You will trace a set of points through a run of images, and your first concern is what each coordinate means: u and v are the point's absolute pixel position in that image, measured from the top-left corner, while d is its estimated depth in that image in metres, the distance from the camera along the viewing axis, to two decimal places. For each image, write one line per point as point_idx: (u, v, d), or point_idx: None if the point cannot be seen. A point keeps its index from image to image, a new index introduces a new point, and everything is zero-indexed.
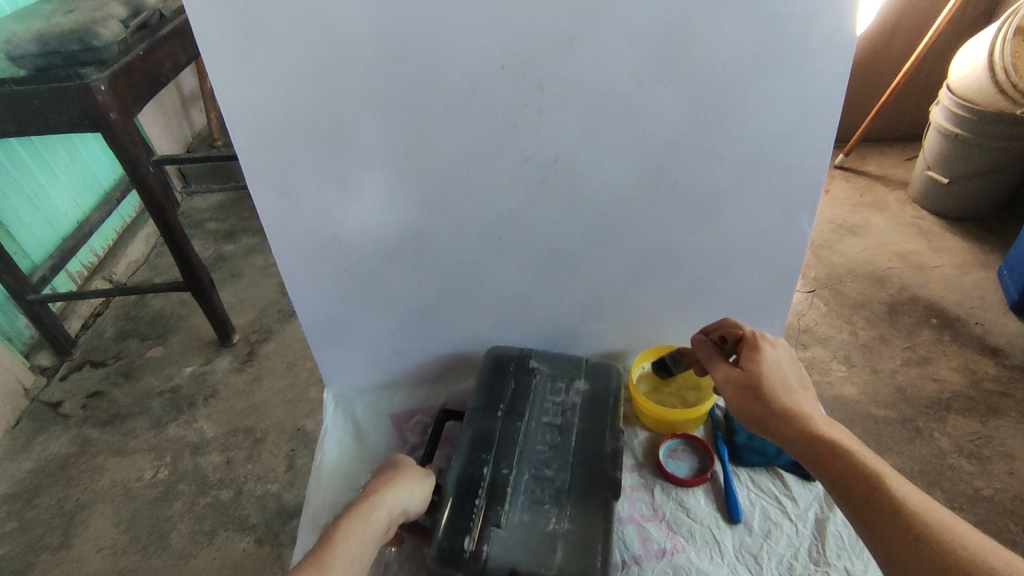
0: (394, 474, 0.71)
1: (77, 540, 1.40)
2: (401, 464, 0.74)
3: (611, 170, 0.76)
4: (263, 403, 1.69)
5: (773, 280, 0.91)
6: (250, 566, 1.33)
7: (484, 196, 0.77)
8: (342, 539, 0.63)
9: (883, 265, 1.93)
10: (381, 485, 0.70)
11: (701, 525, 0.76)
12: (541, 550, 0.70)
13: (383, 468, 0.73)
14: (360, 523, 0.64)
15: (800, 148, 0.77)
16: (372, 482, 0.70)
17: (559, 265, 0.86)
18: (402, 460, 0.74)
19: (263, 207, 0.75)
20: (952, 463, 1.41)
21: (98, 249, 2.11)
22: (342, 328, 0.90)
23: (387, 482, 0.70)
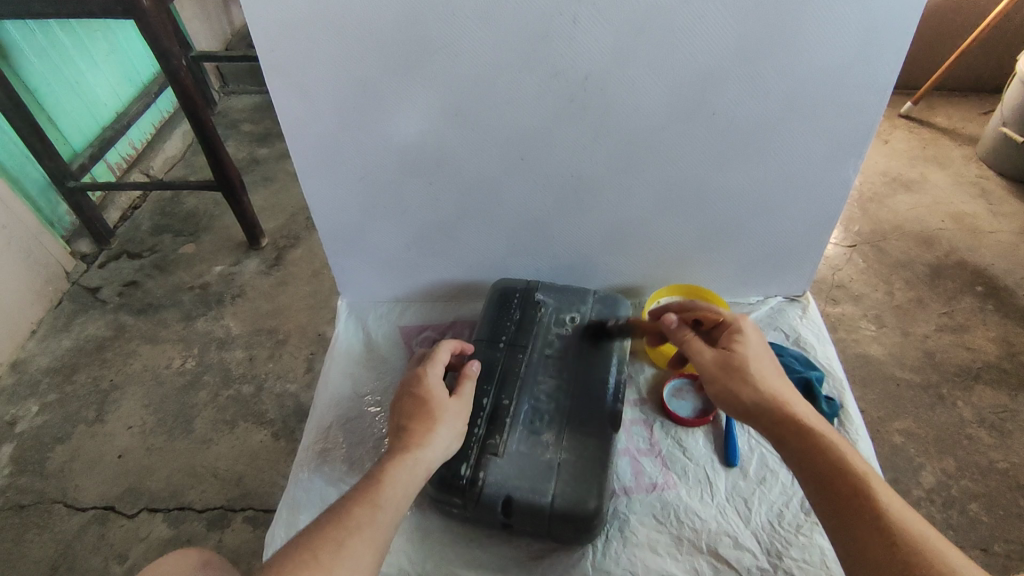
0: (431, 421, 0.63)
1: (111, 416, 1.50)
2: (436, 408, 0.65)
3: (647, 94, 0.71)
4: (287, 306, 1.73)
5: (809, 227, 0.86)
6: (267, 457, 1.41)
7: (509, 111, 0.73)
8: (390, 487, 0.57)
9: (934, 225, 1.82)
10: (420, 434, 0.62)
11: (695, 465, 0.75)
12: (541, 478, 0.66)
13: (415, 410, 0.64)
14: (406, 476, 0.59)
15: (858, 85, 0.70)
16: (408, 431, 0.62)
17: (583, 192, 0.82)
18: (432, 397, 0.65)
19: (281, 105, 0.73)
20: (970, 433, 1.38)
21: (137, 142, 2.13)
22: (358, 237, 0.89)
23: (425, 431, 0.62)
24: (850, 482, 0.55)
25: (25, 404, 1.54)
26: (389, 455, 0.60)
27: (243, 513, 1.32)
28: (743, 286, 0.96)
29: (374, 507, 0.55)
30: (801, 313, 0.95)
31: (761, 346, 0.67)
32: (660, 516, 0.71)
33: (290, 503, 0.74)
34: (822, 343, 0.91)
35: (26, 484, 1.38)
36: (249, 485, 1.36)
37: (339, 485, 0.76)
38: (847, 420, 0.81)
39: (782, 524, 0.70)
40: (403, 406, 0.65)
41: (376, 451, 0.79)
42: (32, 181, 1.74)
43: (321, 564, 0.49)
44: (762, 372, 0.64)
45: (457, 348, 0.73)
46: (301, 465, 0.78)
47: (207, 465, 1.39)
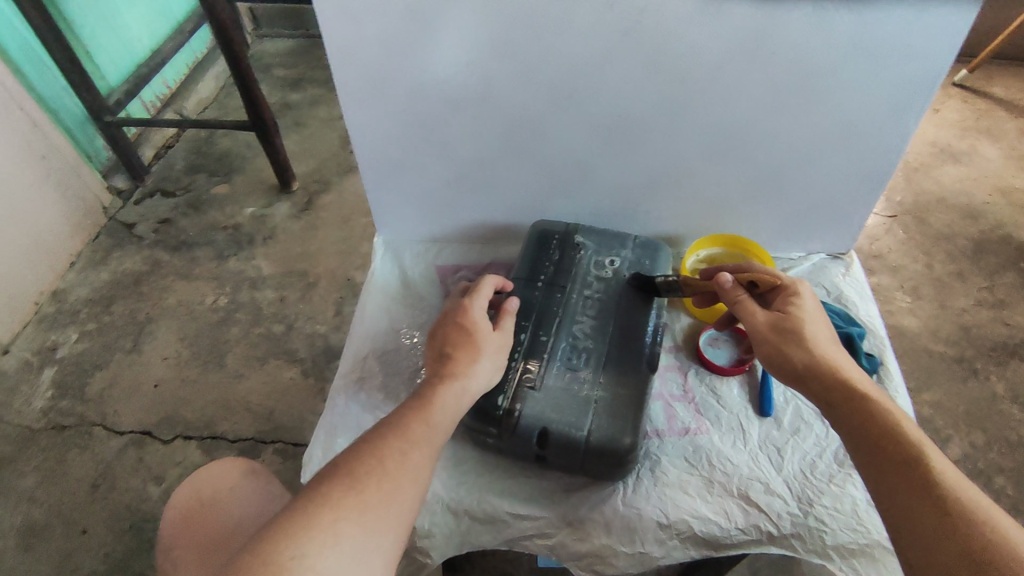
0: (476, 350, 0.64)
1: (147, 347, 1.54)
2: (479, 338, 0.65)
3: (705, 30, 0.68)
4: (317, 250, 1.74)
5: (860, 181, 0.84)
6: (297, 394, 1.44)
7: (559, 44, 0.71)
8: (439, 411, 0.58)
9: (980, 199, 1.76)
10: (465, 362, 0.63)
11: (729, 413, 0.75)
12: (577, 413, 0.67)
13: (458, 339, 0.65)
14: (454, 400, 0.60)
15: (932, 28, 0.66)
16: (453, 359, 0.63)
17: (629, 133, 0.80)
18: (474, 327, 0.66)
19: (326, 31, 0.71)
20: (1001, 408, 1.36)
21: (171, 82, 2.13)
22: (398, 172, 0.88)
23: (468, 360, 0.63)
24: (905, 450, 0.54)
25: (65, 331, 1.59)
26: (436, 379, 0.61)
27: (273, 445, 1.37)
28: (786, 240, 0.94)
29: (427, 425, 0.56)
30: (844, 271, 0.93)
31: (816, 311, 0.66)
32: (692, 459, 0.71)
33: (328, 427, 0.76)
34: (865, 302, 0.88)
35: (68, 407, 1.44)
36: (279, 420, 1.40)
37: (375, 412, 0.77)
38: (887, 377, 0.80)
39: (814, 474, 0.70)
40: (446, 334, 0.66)
41: (412, 383, 0.80)
42: (70, 116, 1.74)
43: (388, 470, 0.51)
44: (817, 336, 0.63)
45: (499, 284, 0.74)
46: (338, 392, 0.79)
47: (239, 398, 1.44)
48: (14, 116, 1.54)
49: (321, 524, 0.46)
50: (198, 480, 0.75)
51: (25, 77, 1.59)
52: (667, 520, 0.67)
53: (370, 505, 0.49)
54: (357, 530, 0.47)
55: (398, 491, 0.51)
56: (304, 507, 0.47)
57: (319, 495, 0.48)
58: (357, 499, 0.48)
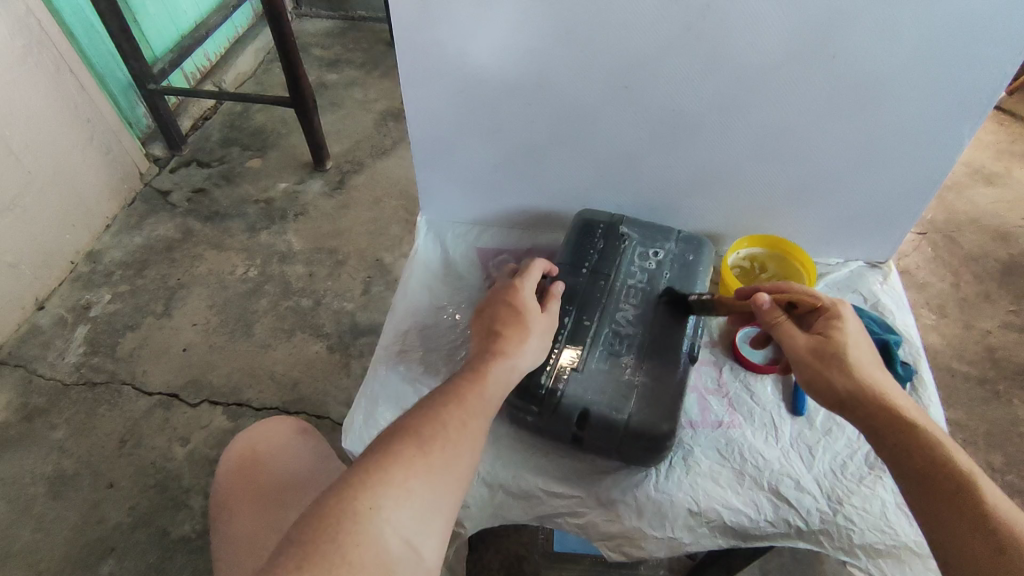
0: (525, 329, 0.65)
1: (177, 312, 1.57)
2: (529, 317, 0.67)
3: (767, 31, 0.69)
4: (348, 229, 1.77)
5: (905, 191, 0.84)
6: (322, 368, 1.47)
7: (621, 35, 0.72)
8: (492, 385, 0.60)
9: (1012, 222, 1.75)
10: (514, 340, 0.64)
11: (762, 409, 0.76)
12: (618, 397, 0.68)
13: (509, 317, 0.66)
14: (504, 375, 0.61)
15: (997, 40, 0.66)
16: (502, 336, 0.64)
17: (681, 129, 0.81)
18: (523, 306, 0.67)
19: (393, 10, 0.73)
20: (1022, 431, 1.35)
21: (212, 54, 2.16)
22: (447, 152, 0.90)
23: (518, 337, 0.64)
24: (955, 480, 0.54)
25: (99, 291, 1.63)
26: (487, 354, 0.62)
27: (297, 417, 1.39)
28: (826, 245, 0.95)
29: (482, 396, 0.58)
30: (881, 280, 0.93)
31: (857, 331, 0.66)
32: (724, 451, 0.72)
33: (369, 395, 0.78)
34: (901, 312, 0.89)
35: (99, 364, 1.47)
36: (304, 392, 1.42)
37: (415, 384, 0.79)
38: (920, 386, 0.81)
39: (845, 474, 0.71)
40: (495, 312, 0.68)
41: (452, 358, 0.82)
42: (116, 82, 1.78)
43: (450, 436, 0.54)
44: (862, 359, 0.62)
45: (546, 268, 0.75)
46: (380, 362, 0.81)
47: (265, 368, 1.46)
48: (64, 77, 1.57)
49: (395, 480, 0.50)
50: (254, 433, 0.80)
51: (76, 41, 1.62)
52: (697, 509, 0.69)
53: (435, 466, 0.52)
54: (424, 488, 0.51)
55: (459, 456, 0.54)
56: (376, 463, 0.50)
57: (388, 452, 0.51)
58: (425, 460, 0.52)
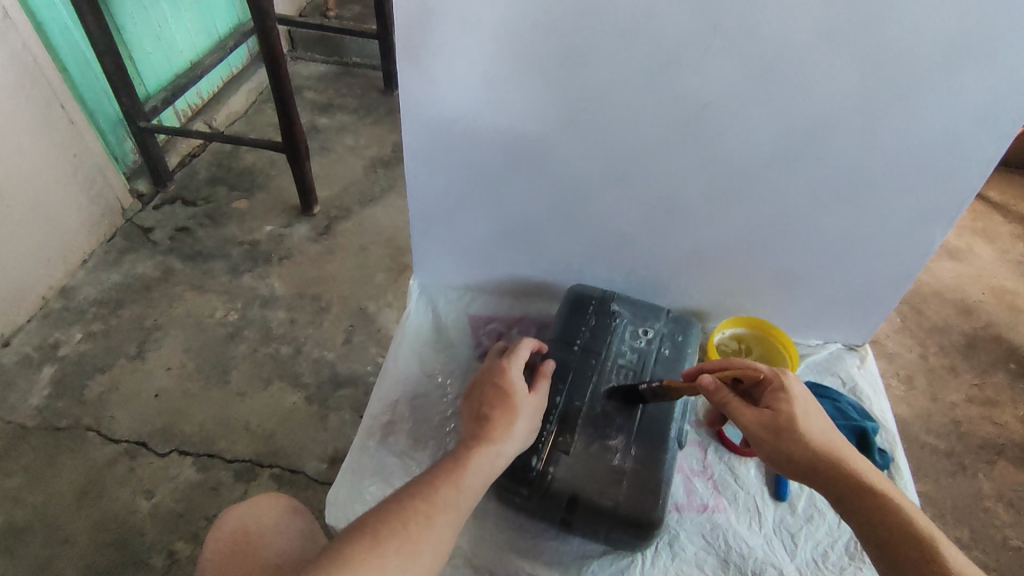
0: (513, 414, 0.66)
1: (151, 355, 1.53)
2: (518, 402, 0.67)
3: (760, 131, 0.73)
4: (331, 275, 1.76)
5: (883, 281, 0.89)
6: (297, 419, 1.44)
7: (623, 126, 0.76)
8: (471, 476, 0.60)
9: (974, 296, 1.82)
10: (501, 426, 0.65)
11: (745, 493, 0.77)
12: (606, 483, 0.69)
13: (498, 400, 0.67)
14: (487, 464, 0.62)
15: (968, 152, 0.72)
16: (490, 422, 0.65)
17: (673, 213, 0.84)
18: (512, 390, 0.68)
19: (404, 85, 0.76)
20: (987, 506, 1.38)
21: (204, 93, 2.17)
22: (446, 222, 0.91)
23: (506, 424, 0.65)
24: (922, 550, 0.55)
25: (70, 329, 1.58)
26: (470, 441, 0.63)
27: (270, 470, 1.35)
28: (808, 327, 0.98)
29: (456, 489, 0.59)
30: (859, 363, 0.98)
31: (806, 399, 0.66)
32: (708, 537, 0.73)
33: (356, 468, 0.78)
34: (877, 397, 0.93)
35: (64, 407, 1.42)
36: (279, 444, 1.39)
37: (403, 457, 0.80)
38: (897, 474, 0.83)
39: (827, 565, 0.72)
40: (485, 394, 0.68)
41: (440, 432, 0.83)
42: (105, 117, 1.76)
43: (410, 534, 0.54)
44: (814, 431, 0.63)
45: (535, 347, 0.76)
46: (369, 433, 0.81)
47: (240, 418, 1.43)
48: (54, 112, 1.56)
49: None
50: (247, 510, 0.79)
51: (70, 76, 1.62)
52: None
53: (389, 568, 0.52)
54: None
55: (420, 556, 0.54)
56: (326, 565, 0.51)
57: (346, 555, 0.52)
58: (378, 563, 0.52)
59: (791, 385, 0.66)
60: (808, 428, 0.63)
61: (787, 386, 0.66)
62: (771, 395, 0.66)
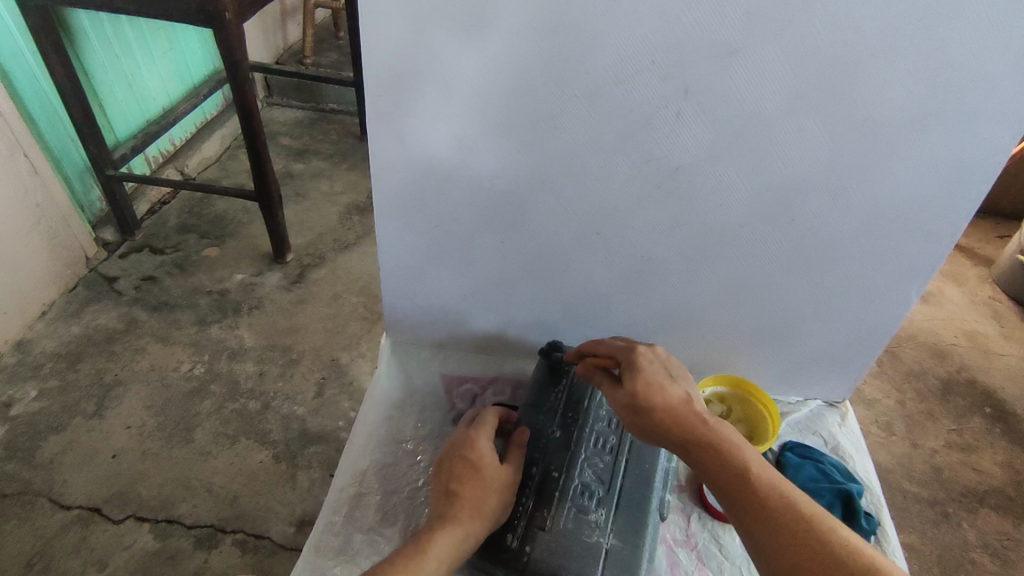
0: (482, 488, 0.65)
1: (110, 413, 1.46)
2: (487, 475, 0.67)
3: (734, 194, 0.73)
4: (303, 325, 1.71)
5: (859, 340, 0.88)
6: (264, 480, 1.37)
7: (596, 188, 0.75)
8: (432, 560, 0.59)
9: (947, 339, 1.83)
10: (470, 503, 0.64)
11: (731, 565, 0.74)
12: (585, 562, 0.65)
13: (466, 475, 0.66)
14: (452, 545, 0.61)
15: (938, 215, 0.72)
16: (459, 500, 0.64)
17: (650, 274, 0.83)
18: (481, 463, 0.68)
19: (374, 146, 0.74)
20: (973, 556, 1.34)
21: (177, 140, 2.14)
22: (419, 281, 0.89)
23: (475, 500, 0.65)
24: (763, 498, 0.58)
25: (24, 387, 1.50)
26: (437, 523, 0.62)
27: (232, 536, 1.28)
28: (788, 384, 0.97)
29: None
30: (840, 420, 0.96)
31: (659, 369, 0.69)
32: None
33: (319, 548, 0.74)
34: (861, 456, 0.91)
35: (12, 472, 1.34)
36: (243, 507, 1.32)
37: (370, 534, 0.75)
38: (884, 539, 0.81)
39: None
40: (453, 468, 0.68)
41: (411, 504, 0.78)
42: (71, 164, 1.73)
43: None
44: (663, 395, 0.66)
45: (501, 415, 0.77)
46: (335, 508, 0.77)
47: (202, 480, 1.35)
48: (16, 161, 1.51)
49: None
50: None
51: (36, 125, 1.58)
52: None
53: None
54: None
55: None
56: None
57: None
58: None
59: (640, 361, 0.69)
60: (658, 396, 0.66)
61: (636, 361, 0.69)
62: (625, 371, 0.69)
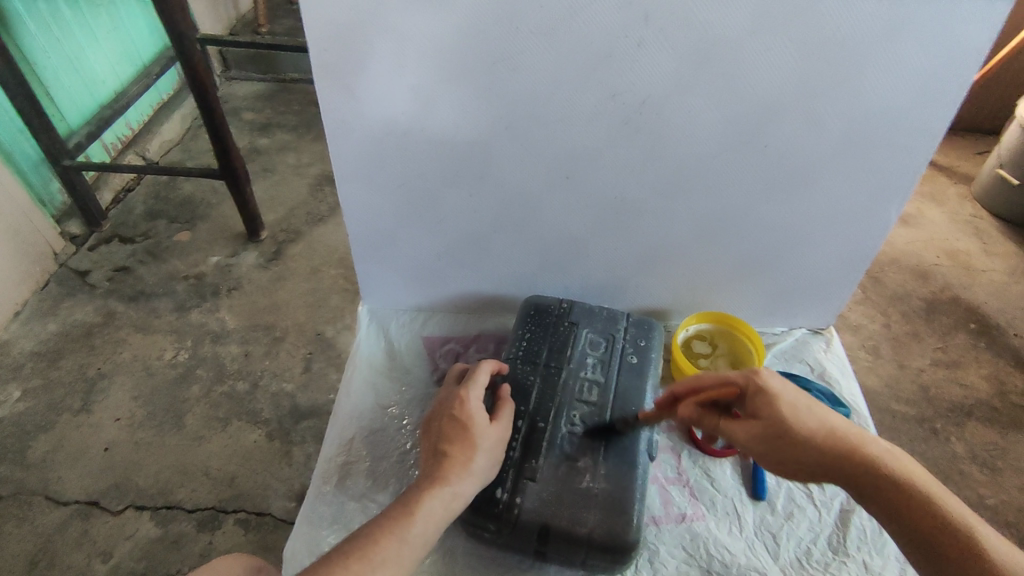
0: (472, 448, 0.63)
1: (97, 407, 1.44)
2: (477, 435, 0.64)
3: (704, 123, 0.71)
4: (284, 302, 1.69)
5: (841, 264, 0.87)
6: (260, 458, 1.37)
7: (562, 130, 0.72)
8: (419, 525, 0.58)
9: (930, 261, 1.83)
10: (459, 463, 0.62)
11: (724, 497, 0.75)
12: (577, 506, 0.65)
13: (454, 434, 0.64)
14: (441, 506, 0.59)
15: (914, 128, 0.70)
16: (448, 460, 0.62)
17: (624, 215, 0.81)
18: (468, 420, 0.66)
19: (325, 105, 0.71)
20: (963, 468, 1.37)
21: (133, 123, 2.06)
22: (388, 243, 0.87)
23: (465, 461, 0.63)
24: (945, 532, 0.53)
25: (6, 389, 1.48)
26: (425, 483, 0.61)
27: (235, 515, 1.28)
28: (771, 316, 0.97)
29: (403, 543, 0.56)
30: (825, 346, 0.96)
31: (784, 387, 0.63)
32: (690, 548, 0.70)
33: (312, 519, 0.73)
34: (846, 379, 0.92)
35: (5, 474, 1.32)
36: (243, 486, 1.32)
37: (362, 500, 0.75)
38: None
39: (809, 564, 0.70)
40: (442, 428, 0.66)
41: (401, 467, 0.78)
42: (25, 159, 1.65)
43: None
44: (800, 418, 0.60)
45: (496, 369, 0.73)
46: (324, 479, 0.77)
47: (199, 464, 1.35)
48: None
49: None
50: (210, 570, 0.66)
51: None
52: None
53: None
54: None
55: None
56: None
57: None
58: None
59: (772, 384, 0.62)
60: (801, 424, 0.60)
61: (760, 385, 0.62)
62: (752, 398, 0.63)
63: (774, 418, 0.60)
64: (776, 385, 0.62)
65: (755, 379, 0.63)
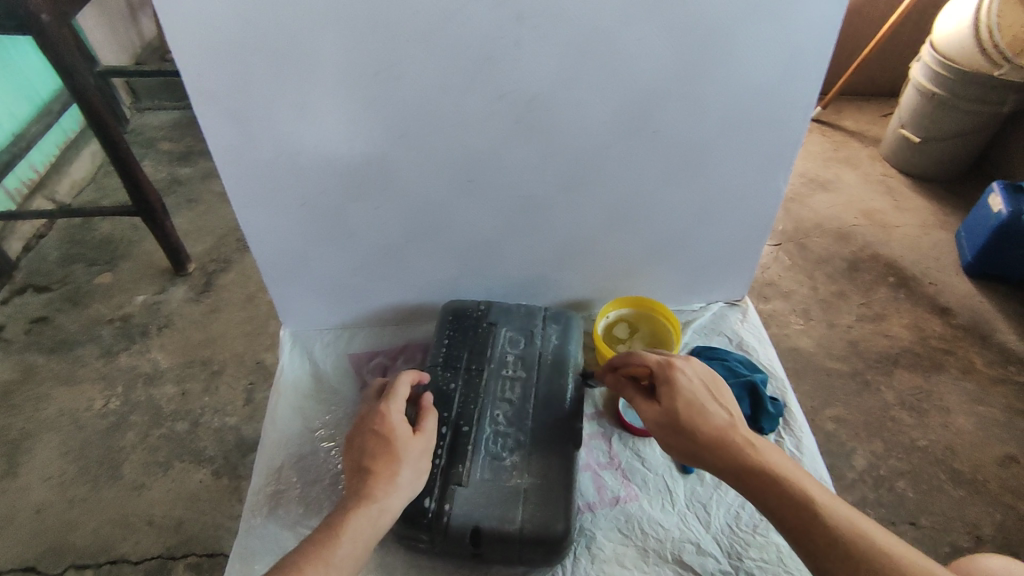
0: (396, 462, 0.63)
1: (25, 468, 1.36)
2: (399, 448, 0.64)
3: (592, 114, 0.72)
4: (220, 334, 1.63)
5: (746, 237, 0.91)
6: (207, 498, 1.31)
7: (456, 134, 0.72)
8: (342, 546, 0.57)
9: (849, 222, 1.86)
10: (384, 479, 0.62)
11: (654, 474, 0.77)
12: (506, 507, 0.67)
13: (377, 449, 0.63)
14: (367, 524, 0.59)
15: (789, 100, 0.74)
16: (373, 476, 0.61)
17: (531, 211, 0.83)
18: (390, 432, 0.65)
19: (209, 131, 0.69)
20: (894, 415, 1.37)
21: (39, 166, 1.95)
22: (300, 264, 0.85)
23: (389, 475, 0.62)
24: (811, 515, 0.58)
25: None
26: (349, 503, 0.59)
27: (185, 560, 1.22)
28: (689, 294, 1.00)
29: (326, 567, 0.55)
30: (741, 316, 1.00)
31: (697, 382, 0.68)
32: (625, 530, 0.72)
33: (244, 554, 0.73)
34: (763, 346, 0.96)
35: None
36: (190, 530, 1.26)
37: (295, 528, 0.75)
38: (791, 419, 0.88)
39: (738, 528, 0.73)
40: (365, 444, 0.64)
41: (333, 489, 0.78)
42: None
43: None
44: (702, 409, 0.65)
45: (416, 378, 0.72)
46: (254, 511, 0.76)
47: (140, 513, 1.28)
48: None
49: None
50: None
51: None
52: None
53: None
54: None
55: None
56: None
57: None
58: None
59: (679, 376, 0.67)
60: (698, 416, 0.65)
61: (671, 376, 0.68)
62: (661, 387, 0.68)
63: (674, 405, 0.65)
64: (686, 381, 0.67)
65: (667, 371, 0.68)
